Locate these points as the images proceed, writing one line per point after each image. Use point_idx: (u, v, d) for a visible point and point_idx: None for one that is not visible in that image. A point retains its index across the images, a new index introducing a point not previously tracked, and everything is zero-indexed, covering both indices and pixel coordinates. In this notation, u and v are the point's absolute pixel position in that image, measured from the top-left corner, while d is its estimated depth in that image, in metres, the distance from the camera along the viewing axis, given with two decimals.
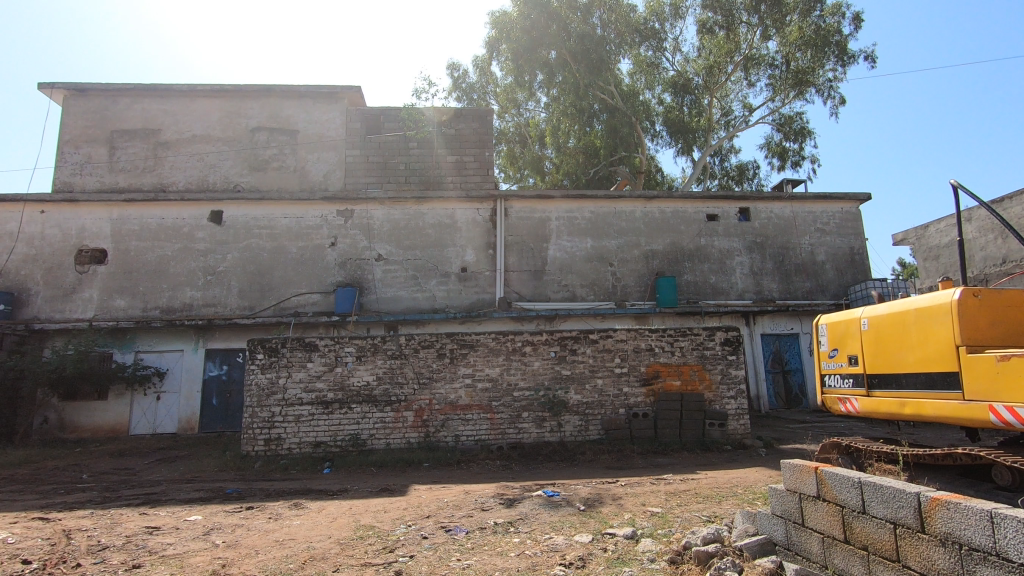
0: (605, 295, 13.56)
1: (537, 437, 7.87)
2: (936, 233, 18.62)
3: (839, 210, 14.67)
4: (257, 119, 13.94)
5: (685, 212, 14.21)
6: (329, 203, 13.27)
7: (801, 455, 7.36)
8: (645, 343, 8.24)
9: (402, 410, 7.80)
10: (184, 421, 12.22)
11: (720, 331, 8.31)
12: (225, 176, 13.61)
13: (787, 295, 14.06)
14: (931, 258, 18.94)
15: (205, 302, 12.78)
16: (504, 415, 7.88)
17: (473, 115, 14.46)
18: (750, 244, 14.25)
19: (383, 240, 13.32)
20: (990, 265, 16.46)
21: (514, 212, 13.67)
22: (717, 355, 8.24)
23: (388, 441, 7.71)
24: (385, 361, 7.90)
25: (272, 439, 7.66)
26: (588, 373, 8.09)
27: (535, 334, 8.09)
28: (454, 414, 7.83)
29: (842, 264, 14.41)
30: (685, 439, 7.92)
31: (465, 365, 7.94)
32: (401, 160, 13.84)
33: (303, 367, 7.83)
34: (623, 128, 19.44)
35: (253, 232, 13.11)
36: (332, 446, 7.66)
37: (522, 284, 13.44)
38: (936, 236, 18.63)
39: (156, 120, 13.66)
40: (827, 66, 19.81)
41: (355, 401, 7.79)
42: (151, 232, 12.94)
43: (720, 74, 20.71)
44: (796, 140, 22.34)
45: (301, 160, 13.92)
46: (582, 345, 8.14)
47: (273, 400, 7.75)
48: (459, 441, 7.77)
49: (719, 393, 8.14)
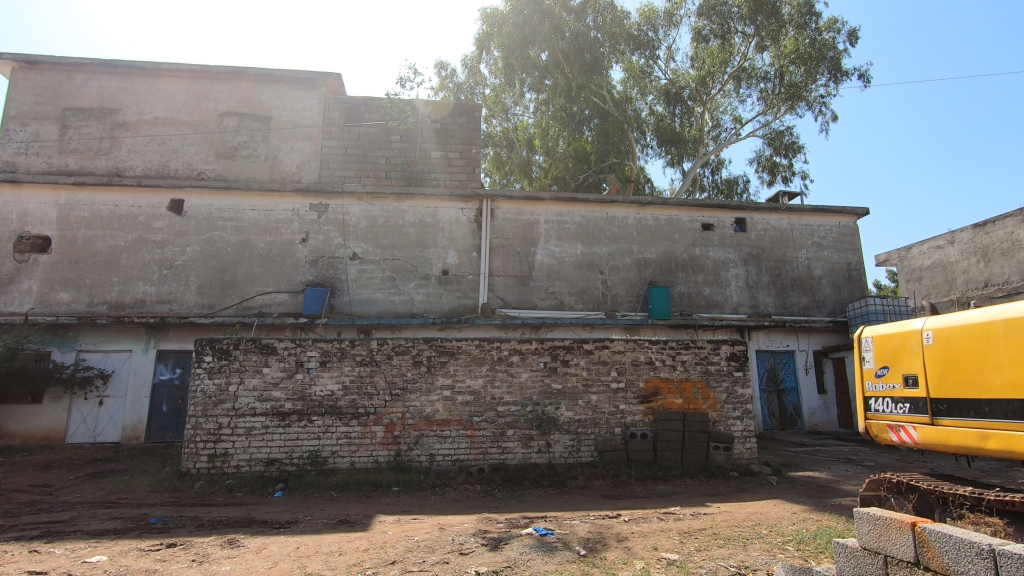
0: (595, 304, 12.78)
1: (522, 459, 6.98)
2: (920, 254, 18.46)
3: (836, 224, 14.19)
4: (226, 103, 12.91)
5: (679, 220, 13.55)
6: (302, 195, 12.29)
7: (816, 485, 6.61)
8: (645, 356, 7.46)
9: (370, 424, 6.86)
10: (129, 429, 11.04)
11: (726, 345, 7.61)
12: (189, 162, 12.52)
13: (784, 311, 13.45)
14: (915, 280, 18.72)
15: (160, 299, 11.64)
16: (486, 433, 6.98)
17: (461, 110, 13.64)
18: (746, 255, 13.63)
19: (359, 238, 12.36)
20: (976, 288, 16.25)
21: (501, 214, 12.86)
22: (722, 371, 7.52)
23: (353, 459, 6.75)
24: (353, 369, 6.95)
25: (218, 455, 6.62)
26: (582, 387, 7.26)
27: (523, 342, 7.25)
28: (430, 430, 6.91)
29: (838, 280, 13.89)
30: (688, 464, 7.11)
31: (444, 375, 7.05)
32: (382, 154, 12.94)
33: (257, 373, 6.84)
34: (614, 133, 18.84)
35: (217, 224, 12.04)
36: (287, 464, 6.66)
37: (507, 290, 12.60)
38: (920, 257, 18.43)
39: (115, 99, 12.55)
40: (820, 81, 19.47)
41: (316, 413, 6.82)
42: (102, 220, 11.77)
43: (712, 84, 20.28)
44: (786, 155, 22.03)
45: (273, 149, 12.91)
46: (575, 356, 7.31)
47: (220, 410, 6.73)
48: (435, 462, 6.84)
49: (724, 412, 7.40)
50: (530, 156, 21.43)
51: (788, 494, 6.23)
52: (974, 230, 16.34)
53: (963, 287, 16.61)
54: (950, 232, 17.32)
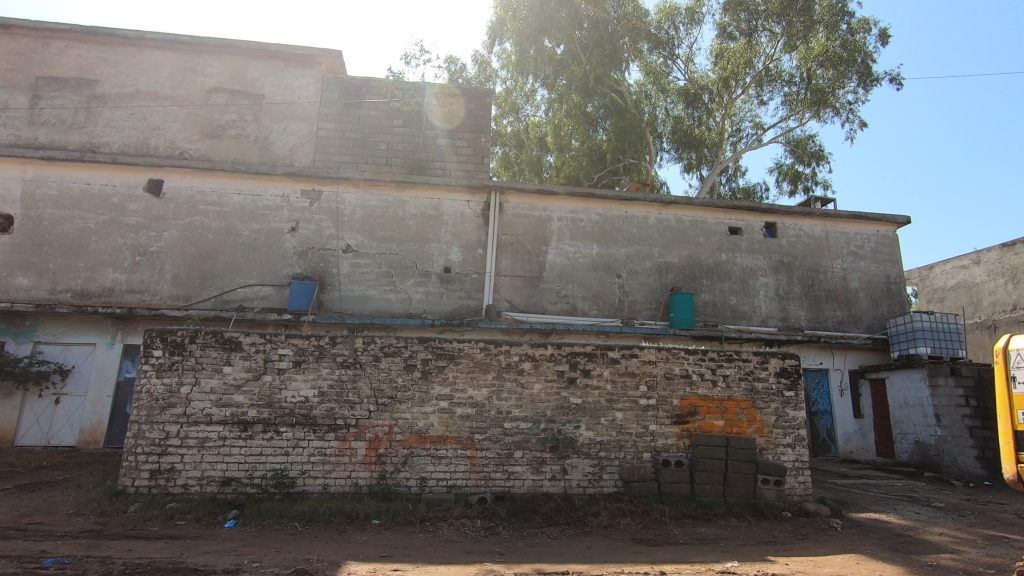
0: (610, 311, 11.61)
1: (532, 488, 5.77)
2: (943, 274, 17.29)
3: (874, 233, 13.03)
4: (216, 78, 11.87)
5: (704, 222, 12.41)
6: (293, 180, 11.20)
7: (891, 534, 5.41)
8: (681, 368, 6.29)
9: (350, 438, 5.67)
10: (87, 433, 9.85)
11: (774, 358, 6.48)
12: (171, 141, 11.42)
13: (817, 325, 12.26)
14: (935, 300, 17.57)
15: (130, 288, 10.50)
16: (489, 454, 5.79)
17: (471, 96, 12.56)
18: (776, 263, 12.45)
19: (353, 229, 11.22)
20: (1001, 310, 15.17)
21: (510, 208, 11.74)
22: (771, 390, 6.40)
23: (327, 482, 5.56)
24: (333, 371, 5.80)
25: (161, 471, 5.42)
26: (605, 403, 6.07)
27: (537, 347, 6.08)
28: (422, 448, 5.73)
29: (876, 294, 12.70)
30: (731, 501, 5.88)
31: (442, 382, 5.87)
32: (382, 138, 11.85)
33: (216, 373, 5.67)
34: (631, 132, 17.91)
35: (198, 208, 10.93)
36: (246, 485, 5.47)
37: (515, 291, 11.43)
38: (943, 277, 17.32)
39: (94, 69, 11.51)
40: (848, 87, 18.44)
41: (285, 423, 5.64)
42: (72, 199, 10.67)
43: (735, 86, 19.13)
44: (810, 164, 20.88)
45: (264, 130, 11.82)
46: (598, 366, 6.15)
47: (168, 416, 5.54)
48: (426, 488, 5.65)
49: (773, 439, 6.27)
50: (541, 155, 20.42)
51: (864, 546, 4.99)
52: (1002, 249, 15.22)
53: (990, 309, 15.45)
54: (977, 251, 16.23)
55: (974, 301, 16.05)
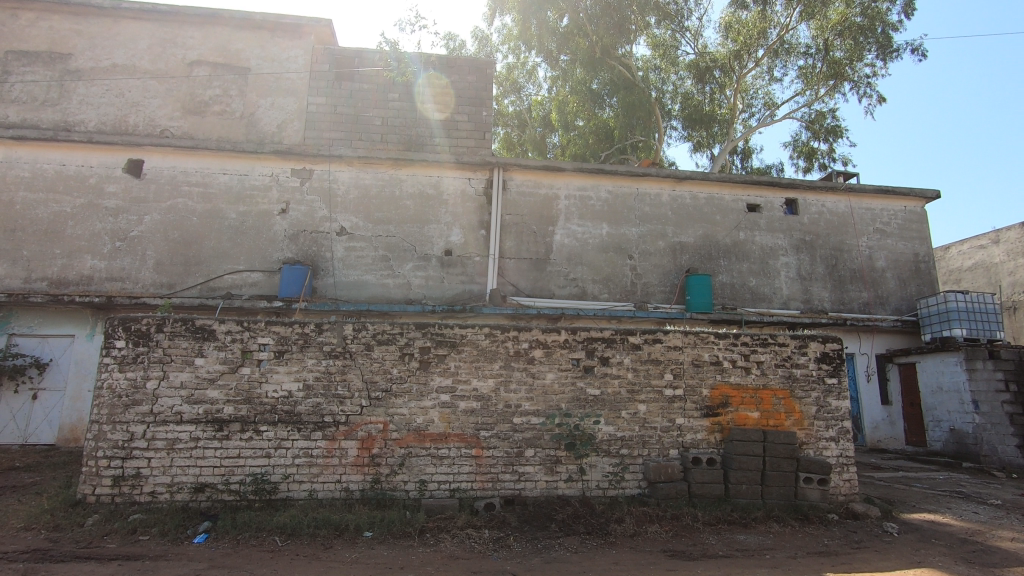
0: (623, 294, 10.91)
1: (545, 490, 5.14)
2: (960, 254, 16.53)
3: (901, 209, 12.25)
4: (198, 51, 11.12)
5: (721, 199, 11.64)
6: (282, 158, 10.48)
7: (957, 541, 4.75)
8: (711, 354, 5.62)
9: (340, 438, 5.02)
10: (67, 430, 9.25)
11: (815, 342, 5.79)
12: (151, 118, 10.66)
13: (842, 307, 11.54)
14: (952, 282, 16.83)
15: (111, 276, 9.83)
16: (498, 454, 5.14)
17: (471, 67, 11.77)
18: (798, 242, 11.70)
19: (348, 211, 10.51)
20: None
21: (514, 186, 11.01)
22: (811, 377, 5.72)
23: (314, 487, 4.92)
24: (319, 363, 5.13)
25: (126, 477, 4.77)
26: (626, 395, 5.40)
27: (549, 333, 5.41)
28: (421, 447, 5.08)
29: (904, 273, 11.96)
30: (771, 503, 5.22)
31: (442, 373, 5.21)
32: (377, 113, 11.07)
33: (187, 365, 5.00)
34: (641, 107, 17.06)
35: (181, 189, 10.23)
36: (222, 492, 4.82)
37: (520, 275, 10.72)
38: (960, 258, 16.55)
39: (67, 42, 10.76)
40: (867, 59, 17.55)
41: (265, 421, 4.98)
42: (46, 181, 9.97)
43: (747, 59, 18.22)
44: (826, 140, 20.00)
45: (250, 105, 11.06)
46: (617, 353, 5.47)
47: (132, 415, 4.88)
48: (426, 492, 5.01)
49: (814, 432, 5.60)
50: (546, 134, 19.63)
51: (932, 558, 4.33)
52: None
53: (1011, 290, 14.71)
54: (997, 230, 15.46)
55: (991, 282, 15.28)
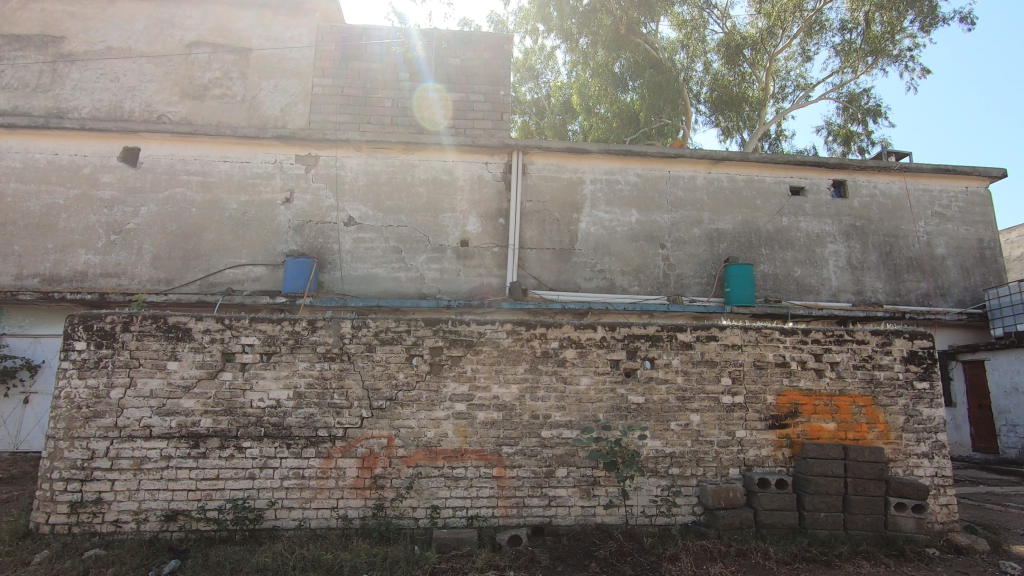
0: (655, 287, 9.99)
1: (581, 518, 4.31)
2: (1014, 242, 15.23)
3: (962, 190, 11.10)
4: (196, 32, 10.46)
5: (762, 182, 10.62)
6: (285, 143, 9.76)
7: None
8: (776, 355, 4.70)
9: (336, 456, 4.23)
10: None
11: (900, 340, 4.84)
12: (148, 103, 10.02)
13: (898, 299, 10.46)
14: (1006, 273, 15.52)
15: (106, 271, 9.21)
16: (523, 475, 4.32)
17: (486, 42, 10.92)
18: (848, 227, 10.63)
19: (356, 199, 9.75)
20: None
21: (535, 170, 10.14)
22: (897, 381, 4.78)
23: (306, 515, 4.15)
24: (312, 367, 4.34)
25: (86, 504, 4.05)
26: (676, 403, 4.52)
27: (583, 329, 4.55)
28: (433, 467, 4.27)
29: (966, 261, 10.82)
30: (856, 534, 4.30)
31: (458, 378, 4.39)
32: (385, 94, 10.28)
33: (158, 371, 4.25)
34: (668, 87, 15.96)
35: (179, 177, 9.57)
36: (197, 521, 4.07)
37: (543, 266, 9.85)
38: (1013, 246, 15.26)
39: (60, 25, 10.19)
40: (908, 32, 16.31)
41: (249, 436, 4.22)
42: (38, 171, 9.39)
43: (781, 36, 16.99)
44: (864, 122, 18.72)
45: (252, 88, 10.36)
46: (664, 353, 4.58)
47: (93, 429, 4.14)
48: (439, 521, 4.21)
49: (902, 447, 4.67)
50: (566, 121, 18.71)
51: None
52: None
53: None
54: None
55: None
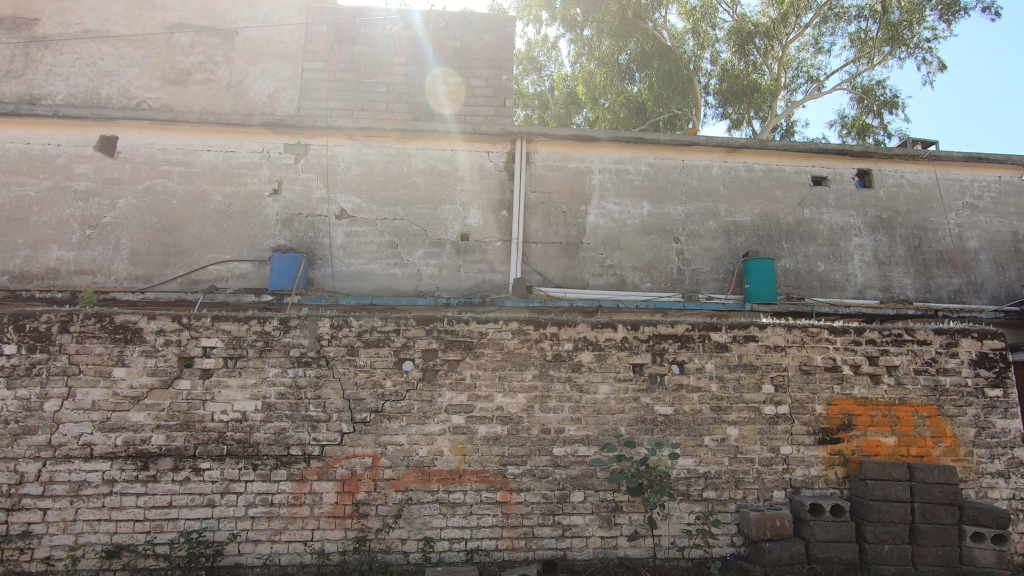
0: (669, 283, 9.33)
1: (600, 551, 3.65)
2: None
3: (995, 179, 10.39)
4: (179, 14, 9.84)
5: (782, 171, 9.94)
6: (273, 130, 9.12)
7: None
8: (825, 358, 4.03)
9: (311, 479, 3.58)
10: None
11: (967, 340, 4.17)
12: (127, 89, 9.42)
13: (928, 296, 9.78)
14: None
15: (80, 268, 8.59)
16: (532, 500, 3.66)
17: (486, 25, 10.25)
18: (874, 220, 9.95)
19: (348, 191, 9.10)
20: None
21: (539, 159, 9.48)
22: (965, 387, 4.10)
23: (274, 550, 3.50)
24: (284, 374, 3.70)
25: (12, 538, 3.41)
26: (710, 415, 3.86)
27: (602, 329, 3.89)
28: (425, 491, 3.62)
29: (1001, 255, 10.13)
30: (924, 570, 3.64)
31: (455, 387, 3.73)
32: (380, 80, 9.64)
33: (102, 379, 3.61)
34: (677, 76, 15.23)
35: (160, 167, 8.93)
36: (144, 558, 3.43)
37: (549, 262, 9.19)
38: None
39: (33, 6, 9.57)
40: (927, 20, 15.62)
41: (209, 456, 3.57)
42: (7, 161, 8.76)
43: (793, 24, 16.31)
44: (879, 115, 18.01)
45: (238, 72, 9.73)
46: (696, 357, 3.92)
47: (22, 449, 3.50)
48: (432, 556, 3.56)
49: (974, 465, 4.00)
50: (570, 114, 18.00)
51: None
52: None
53: None
54: None
55: None
